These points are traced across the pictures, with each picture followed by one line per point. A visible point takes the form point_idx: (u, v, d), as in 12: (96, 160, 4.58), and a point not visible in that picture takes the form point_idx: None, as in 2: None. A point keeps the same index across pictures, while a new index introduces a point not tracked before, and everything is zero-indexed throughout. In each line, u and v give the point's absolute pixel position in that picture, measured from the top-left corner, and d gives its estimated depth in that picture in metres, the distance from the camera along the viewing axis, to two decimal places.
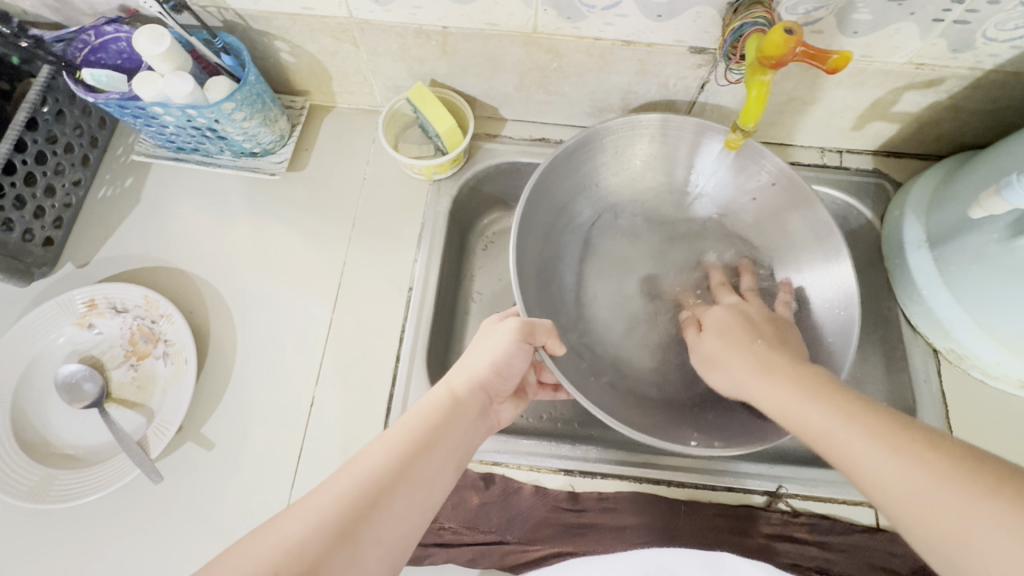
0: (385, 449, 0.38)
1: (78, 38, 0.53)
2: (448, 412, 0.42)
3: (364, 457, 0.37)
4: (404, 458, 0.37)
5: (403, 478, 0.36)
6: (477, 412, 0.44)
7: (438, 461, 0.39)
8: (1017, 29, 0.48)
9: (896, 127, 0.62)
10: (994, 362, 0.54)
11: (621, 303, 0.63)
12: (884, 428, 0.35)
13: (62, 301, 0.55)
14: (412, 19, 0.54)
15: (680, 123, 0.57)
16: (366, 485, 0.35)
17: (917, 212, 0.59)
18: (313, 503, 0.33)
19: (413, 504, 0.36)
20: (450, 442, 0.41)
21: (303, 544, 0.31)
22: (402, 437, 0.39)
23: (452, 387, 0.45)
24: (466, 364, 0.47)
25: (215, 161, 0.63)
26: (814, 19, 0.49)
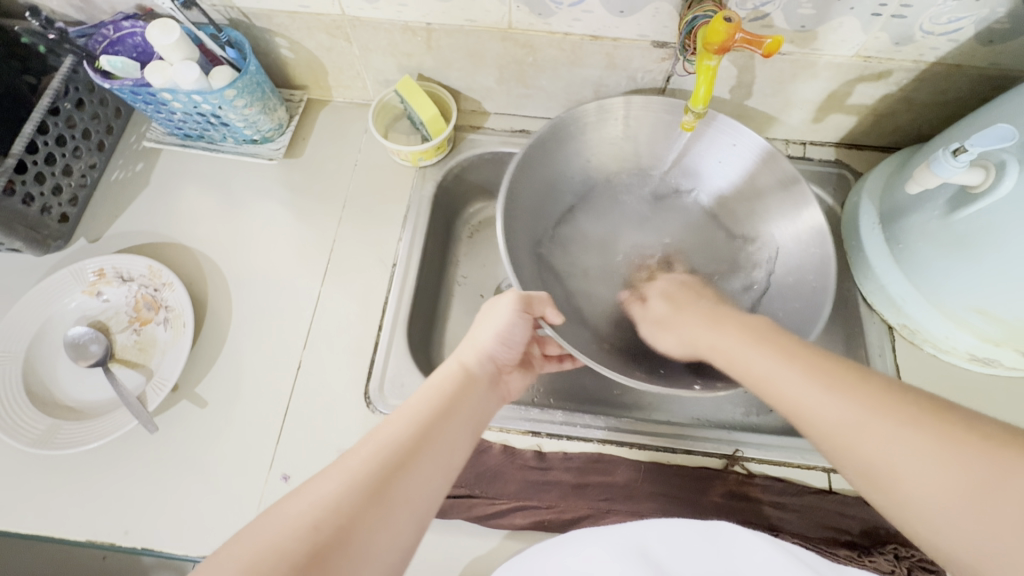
0: (404, 417, 0.40)
1: (98, 32, 0.59)
2: (461, 383, 0.45)
3: (387, 425, 0.39)
4: (425, 426, 0.40)
5: (425, 442, 0.38)
6: (487, 383, 0.47)
7: (457, 426, 0.41)
8: (951, 23, 0.52)
9: (854, 119, 0.66)
10: (943, 336, 0.56)
11: (602, 276, 0.67)
12: (823, 370, 0.39)
13: (74, 270, 0.60)
14: (398, 16, 0.59)
15: (642, 102, 0.61)
16: (392, 448, 0.37)
17: (872, 197, 0.62)
18: (341, 468, 0.35)
19: (438, 466, 0.38)
20: (465, 409, 0.43)
21: (337, 503, 0.33)
22: (418, 407, 0.41)
23: (464, 360, 0.47)
24: (475, 338, 0.49)
25: (219, 147, 0.69)
26: (763, 14, 0.53)
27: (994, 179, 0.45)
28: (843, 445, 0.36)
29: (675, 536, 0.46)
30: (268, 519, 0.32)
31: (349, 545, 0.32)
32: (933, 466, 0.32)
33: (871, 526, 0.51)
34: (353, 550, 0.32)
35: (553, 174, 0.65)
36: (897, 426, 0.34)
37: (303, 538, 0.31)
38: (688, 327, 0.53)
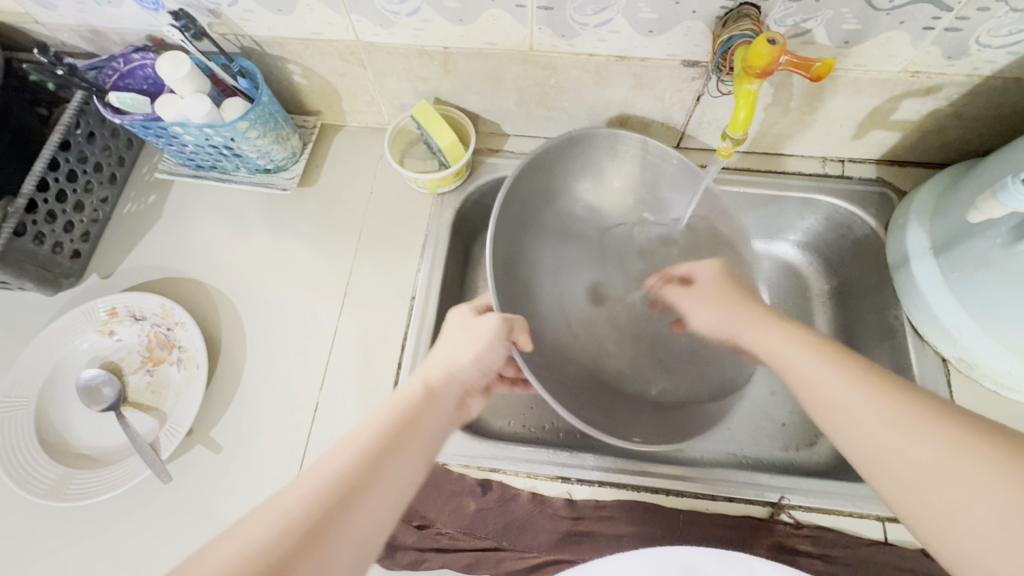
0: (353, 441, 0.35)
1: (109, 65, 0.57)
2: (424, 401, 0.40)
3: (328, 455, 0.34)
4: (374, 456, 0.34)
5: (374, 476, 0.33)
6: (450, 405, 0.42)
7: (410, 457, 0.36)
8: (1011, 35, 0.48)
9: (898, 135, 0.62)
10: (1005, 373, 0.52)
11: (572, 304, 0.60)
12: (885, 392, 0.36)
13: (85, 309, 0.59)
14: (415, 40, 0.57)
15: (658, 149, 0.59)
16: (330, 486, 0.32)
17: (921, 219, 0.58)
18: (268, 513, 0.30)
19: (382, 506, 0.33)
20: (424, 434, 0.38)
21: (262, 554, 0.28)
22: (371, 432, 0.36)
23: (428, 377, 0.42)
24: (439, 357, 0.45)
25: (231, 178, 0.67)
26: (803, 31, 0.50)
27: None
28: (884, 464, 0.33)
29: (694, 564, 0.43)
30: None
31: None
32: (979, 484, 0.29)
33: None
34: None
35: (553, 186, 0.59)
36: (957, 449, 0.31)
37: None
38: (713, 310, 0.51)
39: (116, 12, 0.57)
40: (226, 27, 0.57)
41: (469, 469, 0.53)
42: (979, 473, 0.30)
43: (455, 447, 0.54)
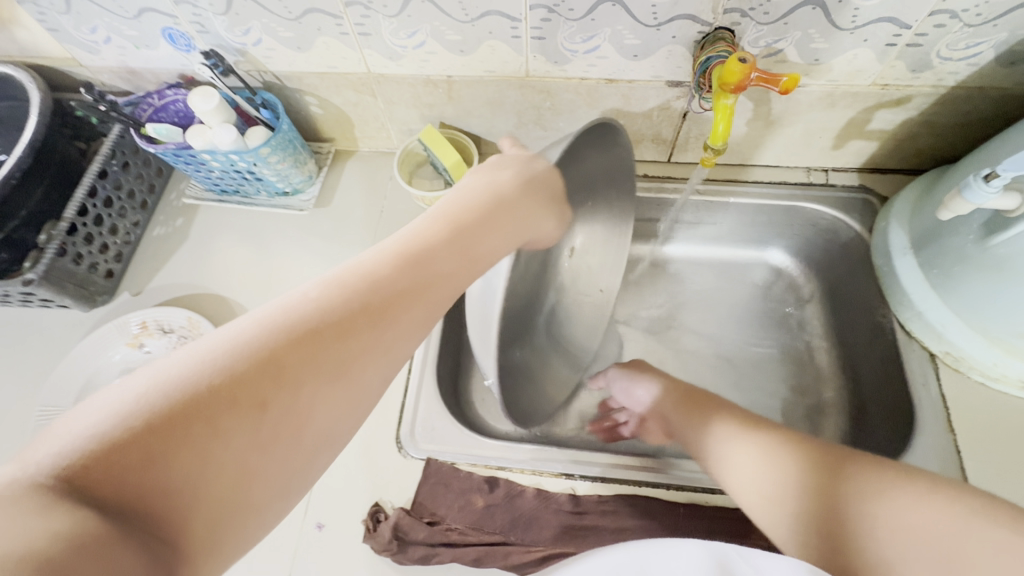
0: (400, 246, 0.36)
1: (144, 101, 0.63)
2: (478, 226, 0.42)
3: (376, 252, 0.35)
4: (414, 262, 0.35)
5: (408, 282, 0.34)
6: (495, 232, 0.43)
7: (446, 269, 0.37)
8: (969, 48, 0.52)
9: (876, 144, 0.65)
10: (991, 364, 0.54)
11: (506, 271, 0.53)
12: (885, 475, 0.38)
13: (118, 324, 0.63)
14: (421, 70, 0.62)
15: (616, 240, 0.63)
16: (375, 285, 0.33)
17: (901, 221, 0.61)
18: (315, 291, 0.31)
19: (417, 312, 0.34)
20: (472, 254, 0.40)
21: (300, 329, 0.29)
22: (420, 241, 0.38)
23: (482, 203, 0.44)
24: (492, 186, 0.46)
25: (253, 202, 0.73)
26: (775, 51, 0.54)
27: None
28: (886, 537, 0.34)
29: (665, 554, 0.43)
30: (226, 331, 0.28)
31: (304, 378, 0.28)
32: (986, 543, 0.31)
33: None
34: (306, 386, 0.28)
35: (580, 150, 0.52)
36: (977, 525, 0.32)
37: (253, 360, 0.27)
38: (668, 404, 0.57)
39: (153, 55, 0.63)
40: (250, 65, 0.63)
41: (476, 467, 0.56)
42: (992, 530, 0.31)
43: (463, 447, 0.57)
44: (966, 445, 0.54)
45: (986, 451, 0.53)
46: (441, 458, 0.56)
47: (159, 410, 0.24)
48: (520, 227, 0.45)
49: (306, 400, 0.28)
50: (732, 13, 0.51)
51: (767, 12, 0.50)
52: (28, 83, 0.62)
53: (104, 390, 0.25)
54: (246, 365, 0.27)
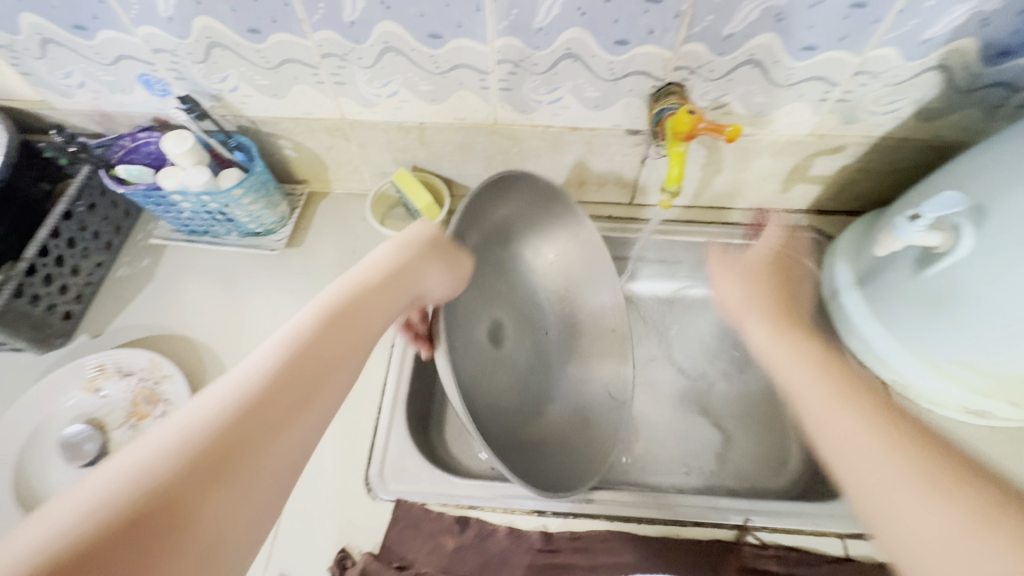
0: (282, 343, 0.34)
1: (116, 143, 0.63)
2: (363, 298, 0.40)
3: (255, 357, 0.33)
4: (300, 360, 0.33)
5: (295, 381, 0.32)
6: (388, 305, 0.42)
7: (340, 356, 0.35)
8: (890, 104, 0.58)
9: (818, 188, 0.71)
10: (935, 390, 0.58)
11: (475, 332, 0.58)
12: (945, 488, 0.35)
13: (75, 367, 0.61)
14: (394, 117, 0.65)
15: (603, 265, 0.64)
16: (260, 392, 0.31)
17: (846, 259, 0.66)
18: (188, 418, 0.28)
19: (313, 406, 0.32)
20: (364, 332, 0.38)
21: (176, 463, 0.26)
22: (307, 330, 0.35)
23: (366, 278, 0.42)
24: (375, 259, 0.45)
25: (221, 242, 0.73)
26: (722, 104, 0.60)
27: (953, 241, 0.49)
28: (887, 508, 0.36)
29: None
30: (87, 486, 0.25)
31: (196, 506, 0.25)
32: (946, 529, 0.33)
33: None
34: (206, 512, 0.26)
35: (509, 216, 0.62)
36: (984, 534, 0.32)
37: (129, 509, 0.24)
38: (768, 344, 0.55)
39: (127, 99, 0.64)
40: (226, 110, 0.65)
41: (447, 507, 0.55)
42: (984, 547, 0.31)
43: (434, 486, 0.56)
44: None
45: None
46: (412, 499, 0.55)
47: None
48: (410, 294, 0.45)
49: (208, 534, 0.25)
50: (680, 70, 0.56)
51: (712, 70, 0.55)
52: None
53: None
54: (115, 516, 0.23)
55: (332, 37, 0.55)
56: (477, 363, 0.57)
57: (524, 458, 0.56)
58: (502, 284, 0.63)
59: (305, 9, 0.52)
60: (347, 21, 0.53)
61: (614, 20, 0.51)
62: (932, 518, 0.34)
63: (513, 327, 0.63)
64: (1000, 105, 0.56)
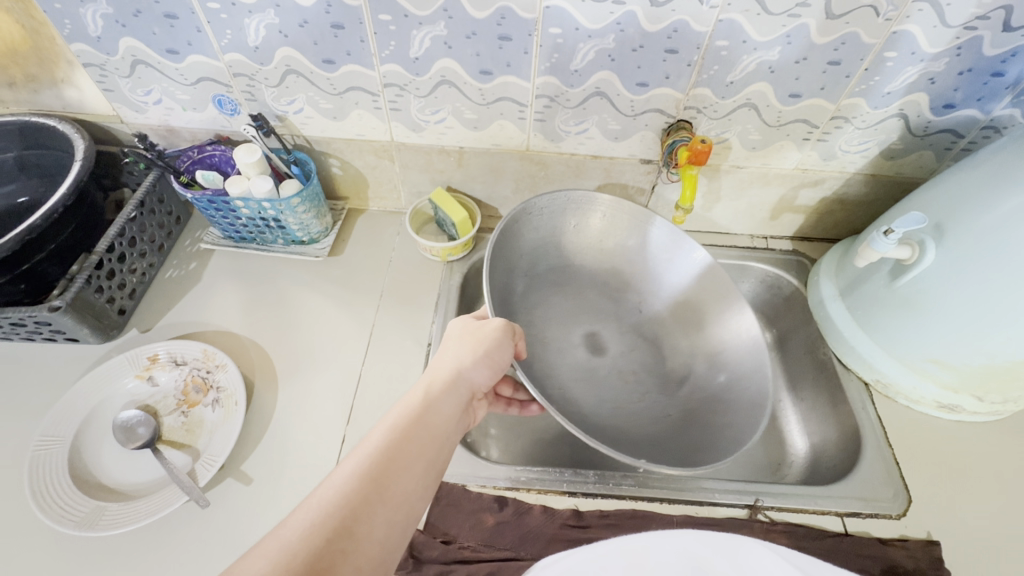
0: (356, 464, 0.36)
1: (185, 154, 0.70)
2: (428, 411, 0.41)
3: (330, 479, 0.35)
4: (378, 477, 0.35)
5: (372, 503, 0.34)
6: (456, 411, 0.43)
7: (413, 474, 0.37)
8: (861, 144, 0.69)
9: (802, 217, 0.81)
10: (912, 387, 0.65)
11: (572, 353, 0.70)
12: None
13: (130, 356, 0.64)
14: (438, 141, 0.73)
15: (670, 233, 0.68)
16: (343, 512, 0.33)
17: (829, 275, 0.75)
18: (271, 546, 0.30)
19: (390, 524, 0.34)
20: (429, 449, 0.39)
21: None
22: (376, 450, 0.37)
23: (426, 387, 0.43)
24: (437, 362, 0.46)
25: (269, 248, 0.78)
26: (723, 140, 0.70)
27: (919, 253, 0.58)
28: None
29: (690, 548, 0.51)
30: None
31: None
32: None
33: (890, 565, 0.55)
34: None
35: (552, 231, 0.71)
36: None
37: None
38: None
39: (196, 116, 0.72)
40: (287, 129, 0.72)
41: (485, 488, 0.59)
42: None
43: (472, 469, 0.60)
44: (902, 457, 0.64)
45: (917, 461, 0.63)
46: (452, 480, 0.59)
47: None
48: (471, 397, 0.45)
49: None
50: (690, 110, 0.66)
51: (716, 110, 0.66)
52: (73, 133, 0.69)
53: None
54: None
55: (396, 69, 0.64)
56: (583, 384, 0.68)
57: (672, 442, 0.61)
58: (579, 302, 0.73)
59: (378, 45, 0.61)
60: (413, 57, 0.62)
61: (638, 66, 0.61)
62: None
63: (609, 332, 0.72)
64: (949, 148, 0.68)
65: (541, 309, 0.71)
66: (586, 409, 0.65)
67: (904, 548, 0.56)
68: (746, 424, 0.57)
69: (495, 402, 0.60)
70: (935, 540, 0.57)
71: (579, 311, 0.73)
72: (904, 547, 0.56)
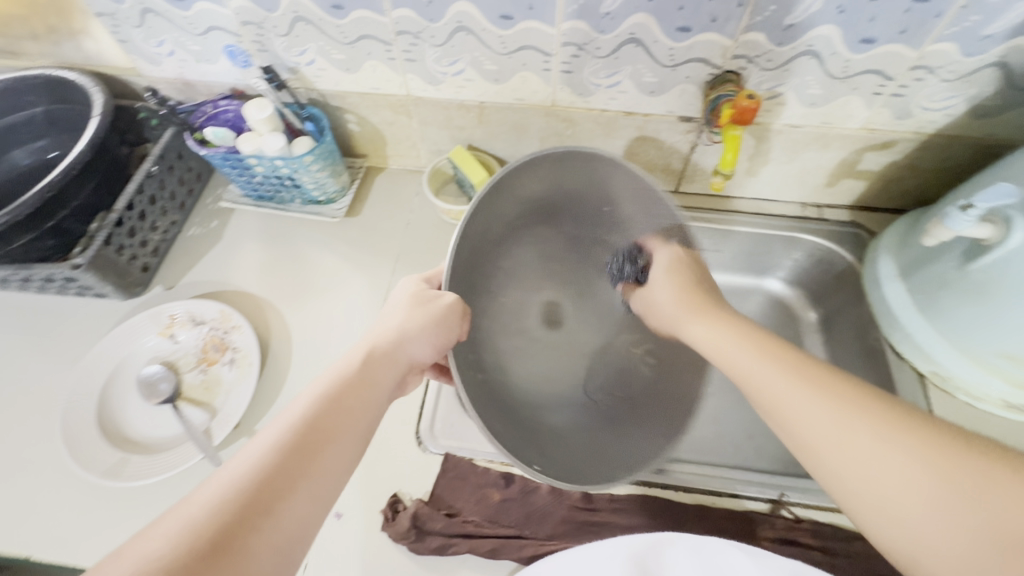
0: (266, 443, 0.34)
1: (199, 109, 0.69)
2: (358, 383, 0.39)
3: (241, 453, 0.33)
4: (293, 451, 0.34)
5: (288, 475, 0.32)
6: (391, 383, 0.42)
7: (336, 447, 0.35)
8: (945, 100, 0.59)
9: (864, 184, 0.72)
10: (975, 383, 0.58)
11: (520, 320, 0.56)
12: (928, 437, 0.33)
13: (153, 314, 0.66)
14: (456, 95, 0.68)
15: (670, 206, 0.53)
16: (252, 486, 0.31)
17: (889, 252, 0.66)
18: (172, 525, 0.29)
19: (308, 498, 0.32)
20: (357, 421, 0.37)
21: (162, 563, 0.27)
22: (301, 421, 0.35)
23: (359, 355, 0.42)
24: (377, 330, 0.44)
25: (286, 208, 0.77)
26: (777, 94, 0.61)
27: (1003, 233, 0.50)
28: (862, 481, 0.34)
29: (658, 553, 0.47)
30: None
31: None
32: (910, 485, 0.31)
33: None
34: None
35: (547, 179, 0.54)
36: (889, 439, 0.33)
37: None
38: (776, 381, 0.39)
39: (210, 68, 0.69)
40: (300, 83, 0.69)
41: (492, 464, 0.58)
42: (907, 458, 0.32)
43: (479, 444, 0.59)
44: None
45: None
46: (459, 453, 0.58)
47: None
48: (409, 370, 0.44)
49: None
50: (739, 59, 0.58)
51: (770, 59, 0.57)
52: (92, 87, 0.68)
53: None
54: None
55: (408, 14, 0.58)
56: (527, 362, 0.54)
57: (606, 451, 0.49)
58: (546, 265, 0.58)
59: None
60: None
61: (679, 7, 0.53)
62: (915, 505, 0.31)
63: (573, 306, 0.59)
64: None
65: (506, 269, 0.55)
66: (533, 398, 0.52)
67: None
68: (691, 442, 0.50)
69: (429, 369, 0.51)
70: None
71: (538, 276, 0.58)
72: None
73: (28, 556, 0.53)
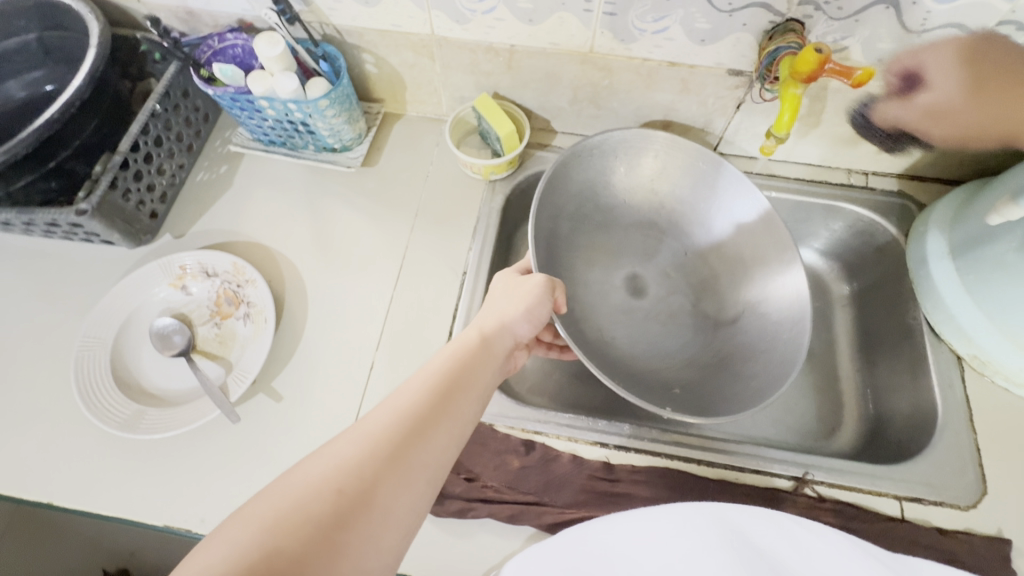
0: (408, 399, 0.39)
1: (205, 42, 0.63)
2: (479, 353, 0.45)
3: (389, 403, 0.39)
4: (431, 408, 0.39)
5: (428, 426, 0.38)
6: (504, 357, 0.47)
7: (465, 403, 0.41)
8: None
9: (920, 151, 0.67)
10: (1016, 369, 0.56)
11: (613, 295, 0.67)
12: None
13: (163, 263, 0.63)
14: (485, 37, 0.62)
15: (713, 161, 0.62)
16: (395, 435, 0.37)
17: (940, 227, 0.62)
18: (329, 461, 0.34)
19: (440, 448, 0.38)
20: (478, 385, 0.43)
21: (317, 499, 0.32)
22: (430, 381, 0.41)
23: (476, 331, 0.47)
24: (490, 310, 0.50)
25: (299, 154, 0.72)
26: (842, 47, 0.55)
27: None
28: None
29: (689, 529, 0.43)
30: (292, 475, 0.33)
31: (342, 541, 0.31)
32: None
33: (947, 558, 0.50)
34: (377, 512, 0.33)
35: (595, 177, 0.66)
36: None
37: (324, 497, 0.32)
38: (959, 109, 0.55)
39: None
40: (314, 15, 0.63)
41: (513, 430, 0.57)
42: None
43: (501, 410, 0.58)
44: (987, 445, 0.56)
45: (1005, 452, 0.55)
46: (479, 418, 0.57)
47: (259, 551, 0.29)
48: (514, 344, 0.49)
49: (378, 530, 0.33)
50: (806, 5, 0.52)
51: (842, 7, 0.51)
52: (87, 13, 0.62)
53: (221, 527, 0.30)
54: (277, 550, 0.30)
55: None
56: (620, 324, 0.66)
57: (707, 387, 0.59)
58: (622, 240, 0.69)
59: None
60: None
61: None
62: None
63: (654, 273, 0.69)
64: None
65: (585, 252, 0.68)
66: (623, 349, 0.64)
67: (967, 542, 0.51)
68: (778, 375, 0.54)
69: (535, 347, 0.60)
70: (1005, 539, 0.51)
71: (618, 255, 0.69)
72: (966, 541, 0.51)
73: (49, 502, 0.53)
